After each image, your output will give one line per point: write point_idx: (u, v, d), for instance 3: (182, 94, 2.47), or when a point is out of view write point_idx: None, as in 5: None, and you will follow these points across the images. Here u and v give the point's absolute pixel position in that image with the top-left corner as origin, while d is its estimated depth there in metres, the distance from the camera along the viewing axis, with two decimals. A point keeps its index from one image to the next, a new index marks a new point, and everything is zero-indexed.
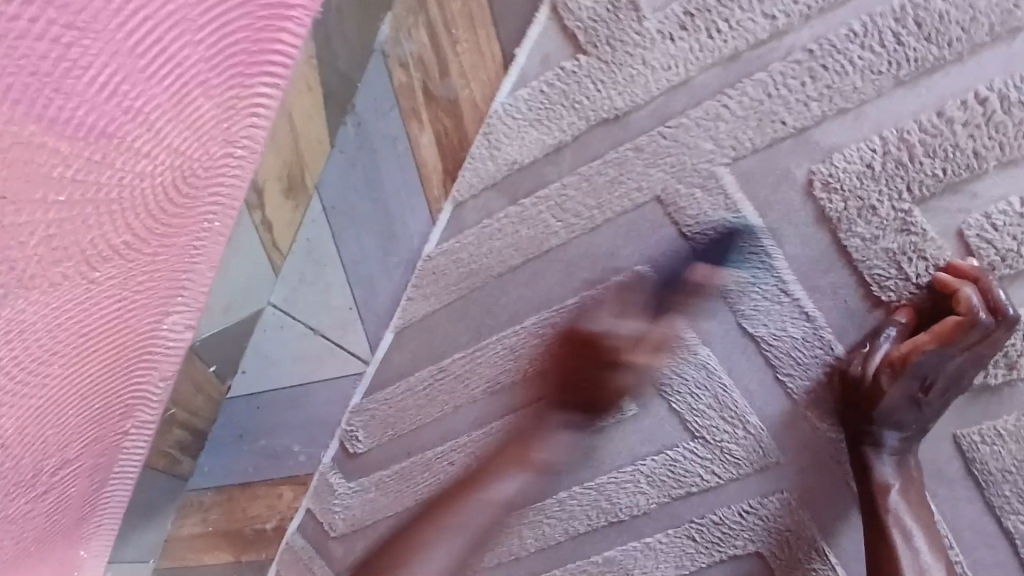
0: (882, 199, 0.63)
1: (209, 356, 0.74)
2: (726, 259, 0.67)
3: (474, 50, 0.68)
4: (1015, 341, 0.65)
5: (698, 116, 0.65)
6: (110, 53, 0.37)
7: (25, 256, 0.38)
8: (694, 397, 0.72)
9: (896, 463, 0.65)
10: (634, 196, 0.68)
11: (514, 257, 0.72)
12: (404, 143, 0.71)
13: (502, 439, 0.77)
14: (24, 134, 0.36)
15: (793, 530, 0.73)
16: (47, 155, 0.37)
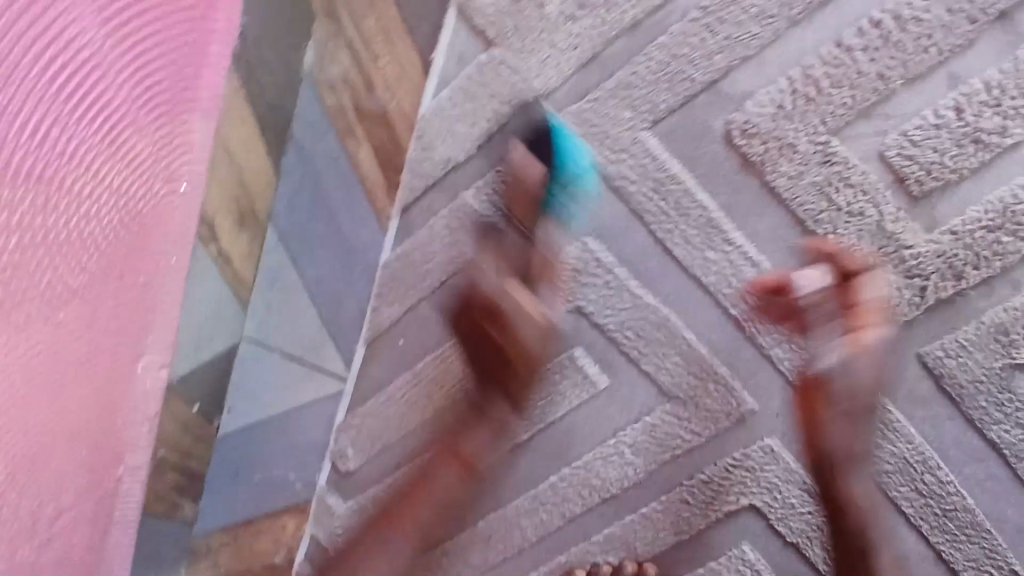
0: (800, 135, 0.66)
1: (189, 396, 0.76)
2: (665, 218, 0.70)
3: (395, 63, 0.72)
4: (960, 253, 0.66)
5: (612, 88, 0.68)
6: (31, 96, 0.38)
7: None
8: (661, 356, 0.74)
9: None
10: (567, 170, 0.70)
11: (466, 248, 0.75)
12: (345, 160, 0.74)
13: (485, 434, 0.79)
14: None
15: (780, 476, 0.74)
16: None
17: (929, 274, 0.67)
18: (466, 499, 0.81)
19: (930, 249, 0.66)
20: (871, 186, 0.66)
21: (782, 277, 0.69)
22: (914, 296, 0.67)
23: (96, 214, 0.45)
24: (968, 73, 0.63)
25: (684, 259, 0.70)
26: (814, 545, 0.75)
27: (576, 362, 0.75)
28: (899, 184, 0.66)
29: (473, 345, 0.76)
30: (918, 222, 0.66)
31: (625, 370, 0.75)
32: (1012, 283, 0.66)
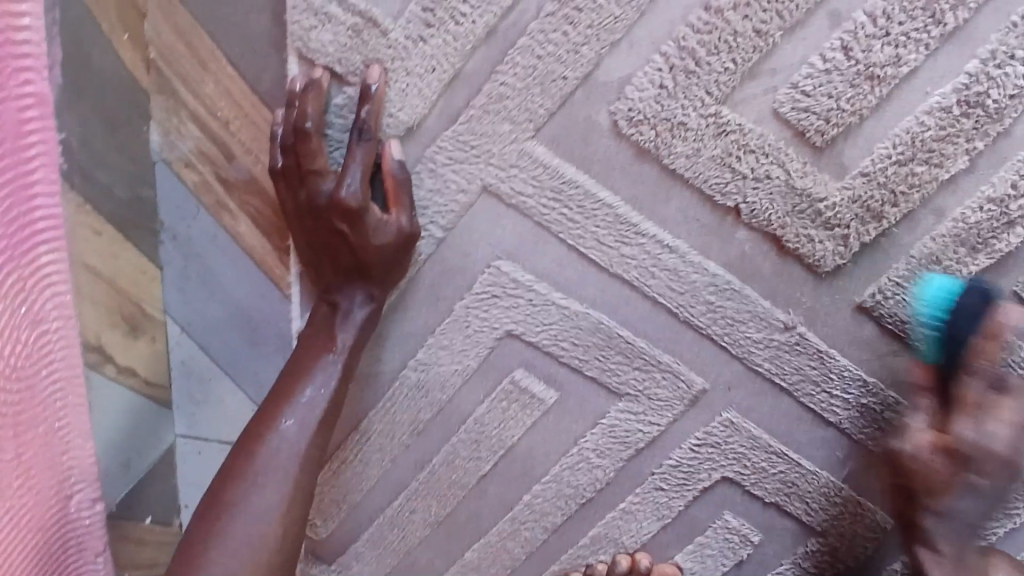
0: (689, 111, 0.62)
1: (135, 513, 0.72)
2: (571, 224, 0.66)
3: (247, 123, 0.65)
4: (874, 195, 0.63)
5: (484, 103, 0.63)
6: None
7: None
8: (603, 358, 0.71)
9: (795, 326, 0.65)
10: (458, 196, 0.66)
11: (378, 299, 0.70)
12: (226, 237, 0.69)
13: (447, 472, 0.77)
14: None
15: (747, 447, 0.73)
16: None
17: (848, 223, 0.64)
18: (447, 536, 0.80)
19: (845, 197, 0.63)
20: (772, 147, 0.62)
21: (704, 256, 0.66)
22: (837, 244, 0.65)
23: None
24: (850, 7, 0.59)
25: (601, 260, 0.67)
26: (793, 502, 0.75)
27: (519, 383, 0.72)
28: (800, 138, 0.62)
29: (411, 390, 0.73)
30: (828, 172, 0.63)
31: (570, 381, 0.72)
32: (935, 211, 0.64)
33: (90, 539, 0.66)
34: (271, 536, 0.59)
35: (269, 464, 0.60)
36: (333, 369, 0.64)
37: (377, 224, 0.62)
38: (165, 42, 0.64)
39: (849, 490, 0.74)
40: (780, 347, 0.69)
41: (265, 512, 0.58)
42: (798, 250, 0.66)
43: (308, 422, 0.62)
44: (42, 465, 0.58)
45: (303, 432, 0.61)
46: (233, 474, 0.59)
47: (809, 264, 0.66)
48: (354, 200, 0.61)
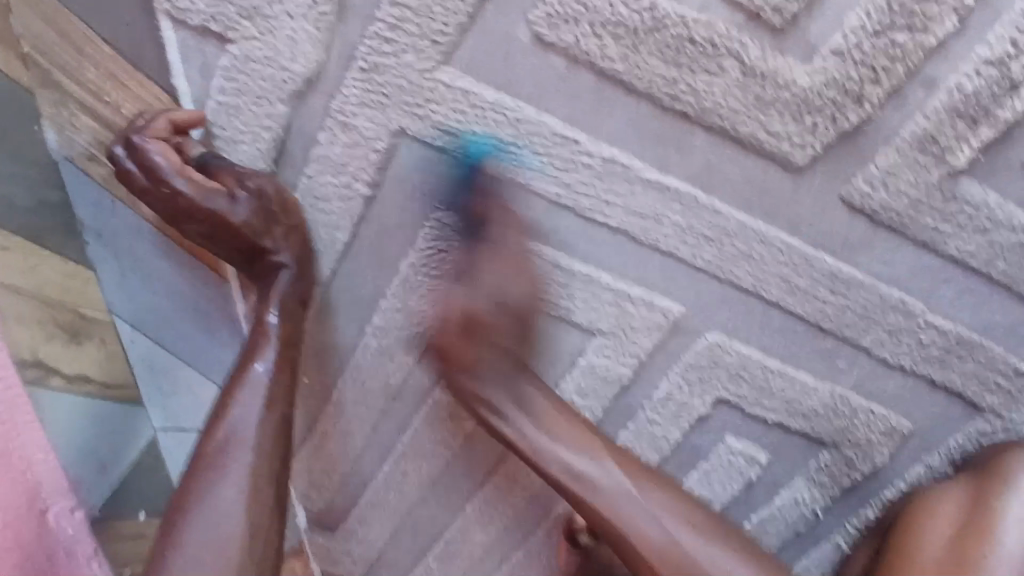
0: (619, 6, 0.53)
1: (126, 511, 0.72)
2: (509, 158, 0.59)
3: (138, 101, 0.60)
4: (849, 75, 0.55)
5: (386, 36, 0.55)
6: None
7: None
8: (569, 297, 0.65)
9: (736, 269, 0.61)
10: (376, 145, 0.59)
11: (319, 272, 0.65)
12: (151, 225, 0.65)
13: (431, 433, 0.74)
14: None
15: (741, 366, 0.68)
16: None
17: (822, 109, 0.56)
18: (445, 494, 0.77)
19: (815, 82, 0.55)
20: (721, 34, 0.54)
21: (661, 172, 0.59)
22: (813, 135, 0.57)
23: None
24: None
25: (548, 192, 0.60)
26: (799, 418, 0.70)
27: None
28: (756, 21, 0.54)
29: (376, 356, 0.69)
30: (793, 56, 0.55)
31: (540, 325, 0.67)
32: (924, 84, 0.55)
33: (78, 543, 0.64)
34: (235, 536, 0.54)
35: (226, 454, 0.56)
36: (274, 341, 0.59)
37: (229, 206, 0.57)
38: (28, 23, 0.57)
39: (857, 398, 0.69)
40: (761, 260, 0.62)
41: (229, 509, 0.54)
42: (768, 149, 0.58)
43: (258, 400, 0.58)
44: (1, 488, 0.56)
45: (255, 410, 0.57)
46: (196, 472, 0.55)
47: (783, 162, 0.58)
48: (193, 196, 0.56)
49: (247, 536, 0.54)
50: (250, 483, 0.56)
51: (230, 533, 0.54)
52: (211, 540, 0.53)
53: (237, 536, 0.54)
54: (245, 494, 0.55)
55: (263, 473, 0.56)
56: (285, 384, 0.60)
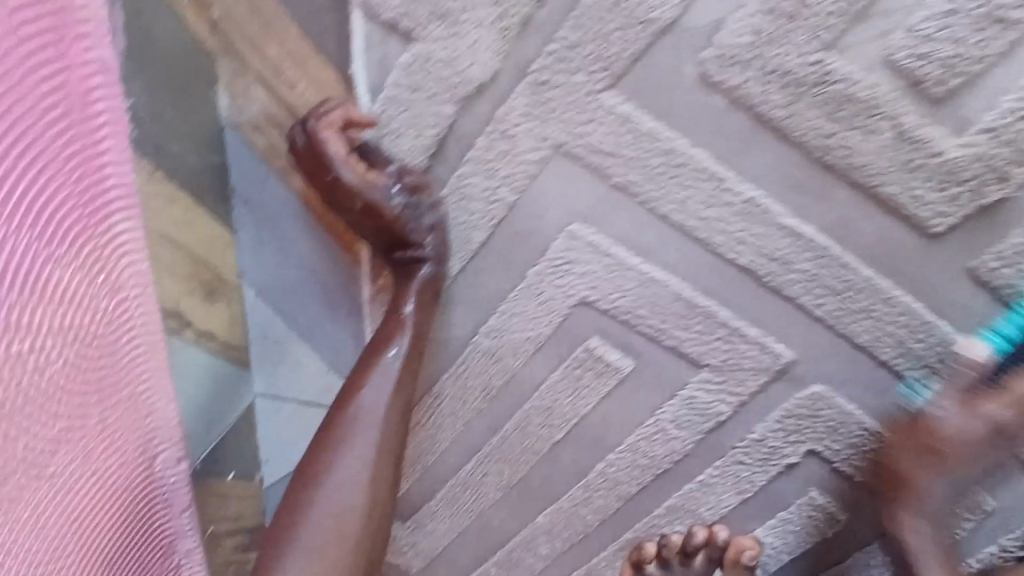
0: (789, 58, 0.56)
1: (220, 471, 0.75)
2: (654, 183, 0.62)
3: (315, 84, 0.64)
4: (1000, 153, 0.56)
5: (561, 55, 0.59)
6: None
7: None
8: (684, 327, 0.67)
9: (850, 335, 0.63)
10: (530, 155, 0.62)
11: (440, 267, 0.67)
12: (297, 202, 0.69)
13: (520, 439, 0.76)
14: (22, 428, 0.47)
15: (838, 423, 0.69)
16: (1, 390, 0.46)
17: (967, 182, 0.58)
18: (520, 499, 0.80)
19: (965, 155, 0.57)
20: (882, 97, 0.56)
21: (800, 220, 0.61)
22: (953, 205, 0.59)
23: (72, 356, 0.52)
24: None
25: (685, 223, 0.62)
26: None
27: (593, 352, 0.70)
28: (916, 90, 0.55)
29: (483, 356, 0.72)
30: (947, 127, 0.56)
31: (648, 350, 0.69)
32: None
33: (177, 492, 0.68)
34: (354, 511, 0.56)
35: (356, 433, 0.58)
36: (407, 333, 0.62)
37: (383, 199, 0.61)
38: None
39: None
40: (880, 317, 0.64)
41: (351, 483, 0.56)
42: (907, 212, 0.59)
43: (384, 387, 0.60)
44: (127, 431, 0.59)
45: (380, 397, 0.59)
46: (322, 445, 0.58)
47: (918, 226, 0.60)
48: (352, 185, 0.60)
49: (367, 510, 0.56)
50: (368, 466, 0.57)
51: (347, 509, 0.55)
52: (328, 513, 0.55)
53: (353, 512, 0.56)
54: (366, 473, 0.57)
55: (383, 458, 0.58)
56: (410, 371, 0.62)
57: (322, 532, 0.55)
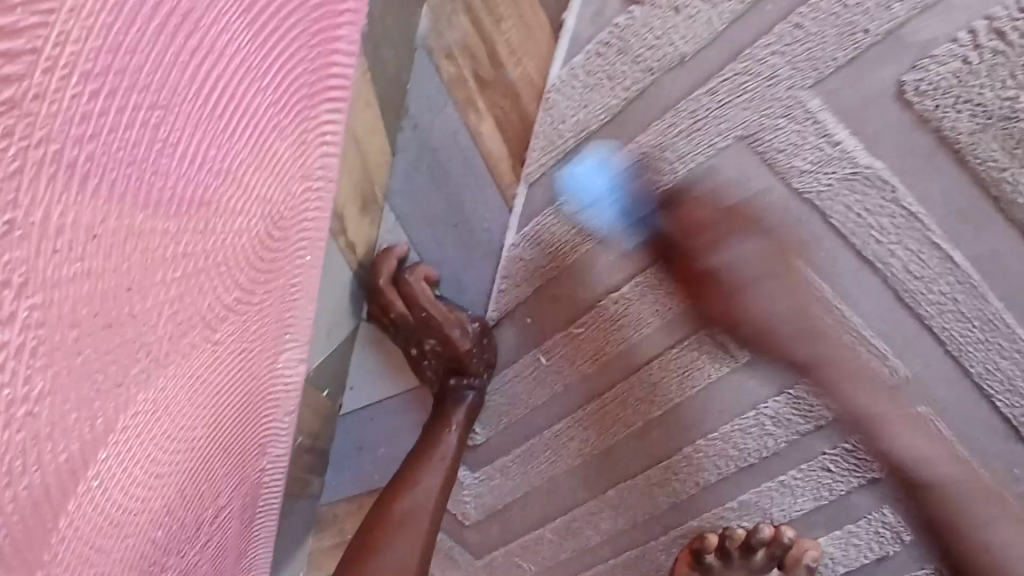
0: (986, 91, 0.60)
1: (320, 385, 0.75)
2: (820, 186, 0.65)
3: (520, 26, 0.67)
4: None
5: (771, 43, 0.63)
6: (185, 147, 0.42)
7: (147, 302, 0.43)
8: (812, 327, 0.69)
9: None
10: (715, 141, 0.66)
11: (516, 294, 0.75)
12: (466, 135, 0.70)
13: (616, 408, 0.78)
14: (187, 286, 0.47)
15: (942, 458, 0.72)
16: (169, 227, 0.43)
17: None
18: (596, 469, 0.81)
19: None
20: None
21: (952, 244, 0.65)
22: None
23: (254, 229, 0.52)
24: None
25: (839, 224, 0.66)
26: None
27: (715, 336, 0.72)
28: None
29: (606, 321, 0.74)
30: None
31: None
32: None
33: (286, 397, 0.68)
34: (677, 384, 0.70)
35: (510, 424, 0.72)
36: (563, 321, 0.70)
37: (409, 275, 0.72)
38: None
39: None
40: (998, 351, 0.68)
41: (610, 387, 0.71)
42: None
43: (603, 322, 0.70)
44: (273, 317, 0.60)
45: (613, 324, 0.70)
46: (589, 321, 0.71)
47: None
48: (380, 279, 0.72)
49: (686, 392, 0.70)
50: (435, 481, 0.70)
51: (431, 501, 0.68)
52: (422, 508, 0.68)
53: (433, 506, 0.68)
54: (431, 485, 0.69)
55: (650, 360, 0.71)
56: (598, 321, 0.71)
57: (417, 514, 0.67)
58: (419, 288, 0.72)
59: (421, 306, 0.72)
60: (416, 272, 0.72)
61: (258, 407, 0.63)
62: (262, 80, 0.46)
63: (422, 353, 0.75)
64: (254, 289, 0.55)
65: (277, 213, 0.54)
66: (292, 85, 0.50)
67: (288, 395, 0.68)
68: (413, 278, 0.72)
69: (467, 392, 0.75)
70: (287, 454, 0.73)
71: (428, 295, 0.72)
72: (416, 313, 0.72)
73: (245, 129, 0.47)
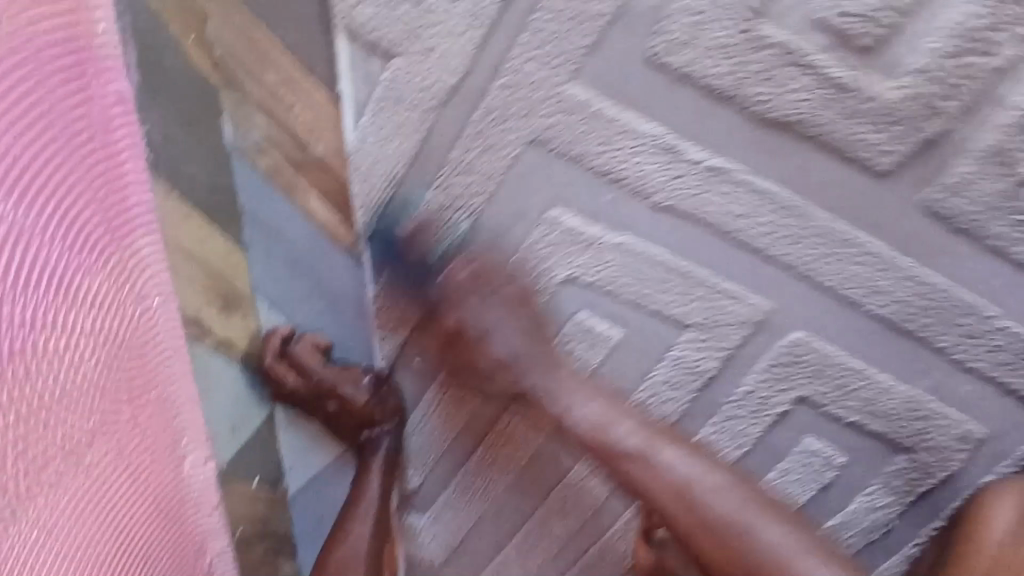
0: (726, 30, 0.63)
1: (246, 475, 0.79)
2: (616, 164, 0.68)
3: (307, 105, 0.70)
4: (930, 88, 0.63)
5: (522, 49, 0.65)
6: None
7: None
8: (665, 290, 0.72)
9: (747, 342, 0.74)
10: (507, 150, 0.69)
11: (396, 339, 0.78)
12: (299, 218, 0.73)
13: (523, 416, 0.81)
14: (36, 430, 0.49)
15: (840, 383, 0.75)
16: None
17: (902, 121, 0.64)
18: (528, 479, 0.83)
19: (899, 95, 0.63)
20: (805, 54, 0.62)
21: (756, 176, 0.67)
22: (898, 143, 0.64)
23: (95, 359, 0.55)
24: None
25: (648, 192, 0.68)
26: (886, 423, 0.76)
27: (583, 324, 0.75)
28: (842, 43, 0.62)
29: None
30: (877, 71, 0.63)
31: (633, 317, 0.74)
32: (996, 101, 0.63)
33: (205, 493, 0.71)
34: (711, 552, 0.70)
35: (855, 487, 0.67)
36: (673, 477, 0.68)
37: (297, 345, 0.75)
38: (227, 40, 0.68)
39: (931, 402, 0.75)
40: (843, 259, 0.69)
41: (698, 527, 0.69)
42: (851, 156, 0.65)
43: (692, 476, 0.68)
44: (158, 427, 0.63)
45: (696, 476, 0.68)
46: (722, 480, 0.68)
47: (865, 167, 0.66)
48: (269, 355, 0.75)
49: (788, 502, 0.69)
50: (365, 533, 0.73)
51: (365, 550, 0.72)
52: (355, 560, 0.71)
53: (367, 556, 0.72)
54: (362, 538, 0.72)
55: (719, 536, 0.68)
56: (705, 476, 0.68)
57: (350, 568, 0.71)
58: (305, 354, 0.75)
59: (312, 370, 0.75)
60: (303, 341, 0.75)
61: (171, 512, 0.66)
62: (52, 234, 0.50)
63: (328, 413, 0.78)
64: (123, 408, 0.59)
65: (120, 337, 0.58)
66: (91, 221, 0.54)
67: (206, 492, 0.71)
68: (301, 346, 0.75)
69: (377, 441, 0.78)
70: (230, 546, 0.77)
71: (316, 359, 0.75)
72: (310, 378, 0.75)
73: (49, 278, 0.50)
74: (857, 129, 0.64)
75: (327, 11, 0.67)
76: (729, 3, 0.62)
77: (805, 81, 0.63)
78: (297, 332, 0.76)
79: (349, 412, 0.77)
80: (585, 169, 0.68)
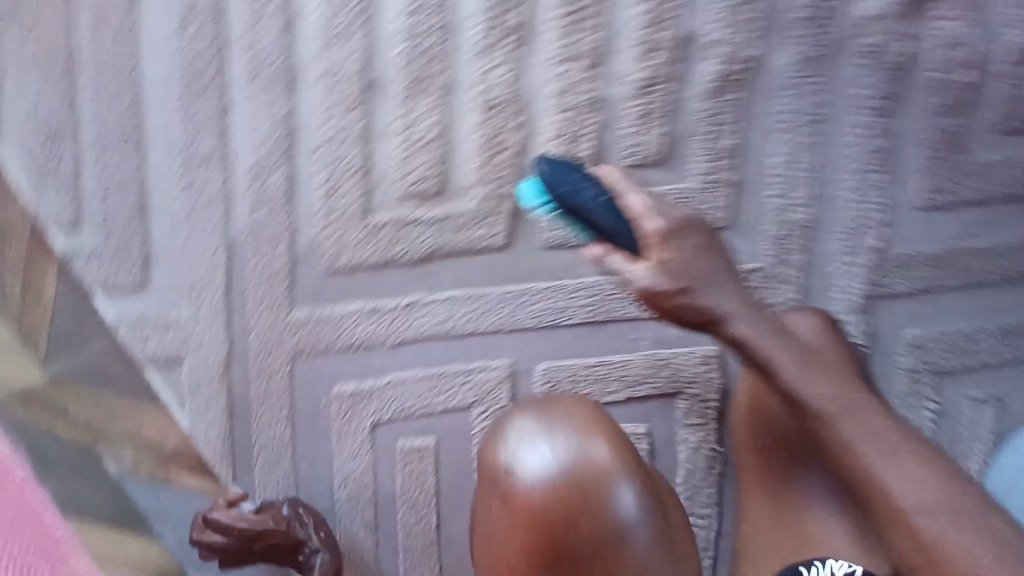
0: (357, 229, 0.95)
1: None
2: (351, 337, 0.97)
3: (150, 421, 0.99)
4: (490, 185, 0.95)
5: (252, 310, 0.96)
6: None
7: None
8: (437, 392, 0.99)
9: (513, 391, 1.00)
10: (283, 370, 0.97)
11: None
12: (183, 493, 1.00)
13: (416, 533, 1.01)
14: None
15: (602, 379, 1.00)
16: None
17: (489, 212, 0.96)
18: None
19: (475, 201, 0.95)
20: (408, 214, 0.95)
21: (436, 291, 0.97)
22: (497, 224, 0.96)
23: None
24: (346, 66, 0.93)
25: (380, 342, 0.97)
26: (650, 387, 1.01)
27: (406, 447, 0.99)
28: (424, 196, 0.95)
29: (351, 500, 1.00)
30: (454, 197, 0.96)
31: (433, 422, 0.99)
32: (531, 168, 0.96)
33: None
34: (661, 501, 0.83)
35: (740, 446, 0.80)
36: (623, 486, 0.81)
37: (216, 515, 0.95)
38: (83, 408, 1.00)
39: (664, 349, 1.00)
40: (526, 305, 0.98)
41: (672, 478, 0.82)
42: (478, 248, 0.96)
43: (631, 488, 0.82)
44: None
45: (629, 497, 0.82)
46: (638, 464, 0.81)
47: (491, 248, 0.97)
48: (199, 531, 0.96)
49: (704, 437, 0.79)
50: None
51: None
52: None
53: None
54: None
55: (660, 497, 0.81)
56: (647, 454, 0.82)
57: None
58: (224, 517, 0.95)
59: (236, 526, 0.94)
60: (219, 505, 0.95)
61: None
62: None
63: (267, 547, 0.96)
64: None
65: None
66: None
67: None
68: (218, 512, 0.95)
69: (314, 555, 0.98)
70: None
71: (234, 514, 0.95)
72: (237, 534, 0.95)
73: None
74: (469, 232, 0.96)
75: (128, 359, 0.98)
76: (348, 214, 0.95)
77: (419, 228, 0.95)
78: (213, 505, 0.96)
79: (279, 541, 0.96)
80: (335, 351, 0.97)
